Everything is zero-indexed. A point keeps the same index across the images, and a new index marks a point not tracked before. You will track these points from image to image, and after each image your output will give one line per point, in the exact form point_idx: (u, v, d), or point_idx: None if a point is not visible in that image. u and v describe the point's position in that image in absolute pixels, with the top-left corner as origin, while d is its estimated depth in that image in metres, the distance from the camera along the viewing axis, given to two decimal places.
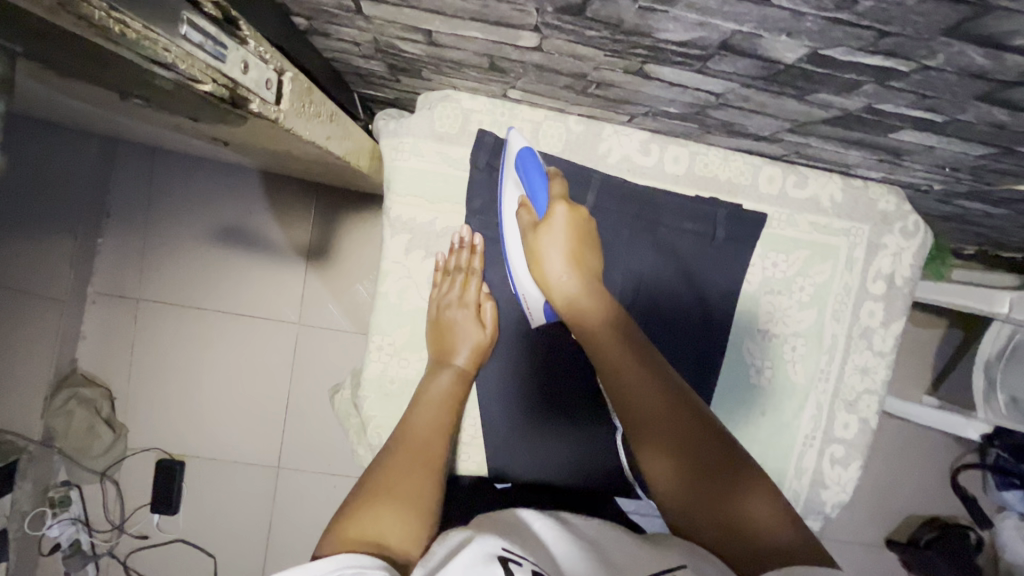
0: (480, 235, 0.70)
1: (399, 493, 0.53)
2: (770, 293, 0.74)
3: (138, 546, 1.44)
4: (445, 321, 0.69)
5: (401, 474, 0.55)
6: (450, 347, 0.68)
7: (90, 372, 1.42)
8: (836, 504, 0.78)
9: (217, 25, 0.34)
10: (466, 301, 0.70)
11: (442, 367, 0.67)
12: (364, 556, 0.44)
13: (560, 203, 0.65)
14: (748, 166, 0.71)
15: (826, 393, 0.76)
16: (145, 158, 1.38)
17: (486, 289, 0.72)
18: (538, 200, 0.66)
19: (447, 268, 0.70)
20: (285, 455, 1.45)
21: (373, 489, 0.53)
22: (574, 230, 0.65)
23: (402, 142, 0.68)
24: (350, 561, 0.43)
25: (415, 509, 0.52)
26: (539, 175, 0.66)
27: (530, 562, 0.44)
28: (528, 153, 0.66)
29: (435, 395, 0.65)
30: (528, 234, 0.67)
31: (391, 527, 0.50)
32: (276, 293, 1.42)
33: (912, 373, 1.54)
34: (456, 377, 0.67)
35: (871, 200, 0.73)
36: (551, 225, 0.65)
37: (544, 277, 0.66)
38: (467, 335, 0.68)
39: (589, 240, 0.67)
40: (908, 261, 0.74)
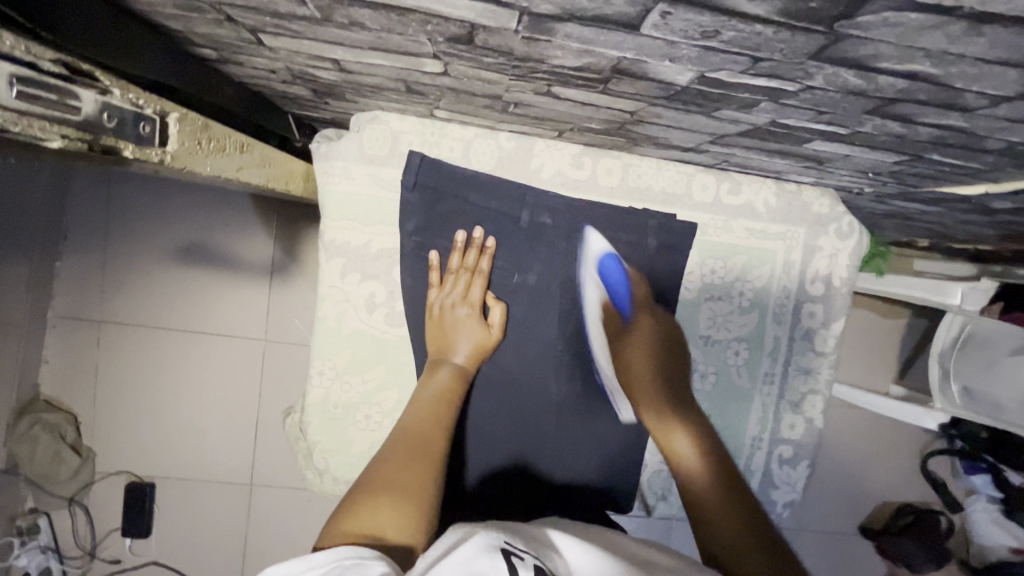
0: (493, 238, 0.70)
1: (396, 487, 0.55)
2: (709, 299, 0.74)
3: (111, 570, 1.42)
4: (448, 319, 0.69)
5: (403, 468, 0.57)
6: (451, 345, 0.69)
7: (53, 397, 1.40)
8: (787, 504, 0.79)
9: (66, 80, 0.35)
10: (470, 301, 0.70)
11: (441, 365, 0.68)
12: (363, 547, 0.46)
13: (644, 309, 0.73)
14: (681, 175, 0.71)
15: (771, 395, 0.77)
16: (101, 178, 1.36)
17: (493, 293, 0.71)
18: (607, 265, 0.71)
19: (453, 266, 0.70)
20: (258, 472, 1.44)
21: (375, 483, 0.55)
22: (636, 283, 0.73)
23: (333, 165, 0.67)
24: (349, 552, 0.46)
25: (415, 503, 0.54)
26: (598, 238, 0.70)
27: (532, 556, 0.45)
28: (589, 228, 0.70)
29: (435, 390, 0.66)
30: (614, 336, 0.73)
31: (391, 521, 0.52)
32: (240, 311, 1.41)
33: (878, 364, 1.57)
34: (456, 375, 0.68)
35: (805, 204, 0.73)
36: (636, 331, 0.72)
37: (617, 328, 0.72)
38: (468, 334, 0.69)
39: (668, 341, 0.73)
40: (845, 261, 0.76)
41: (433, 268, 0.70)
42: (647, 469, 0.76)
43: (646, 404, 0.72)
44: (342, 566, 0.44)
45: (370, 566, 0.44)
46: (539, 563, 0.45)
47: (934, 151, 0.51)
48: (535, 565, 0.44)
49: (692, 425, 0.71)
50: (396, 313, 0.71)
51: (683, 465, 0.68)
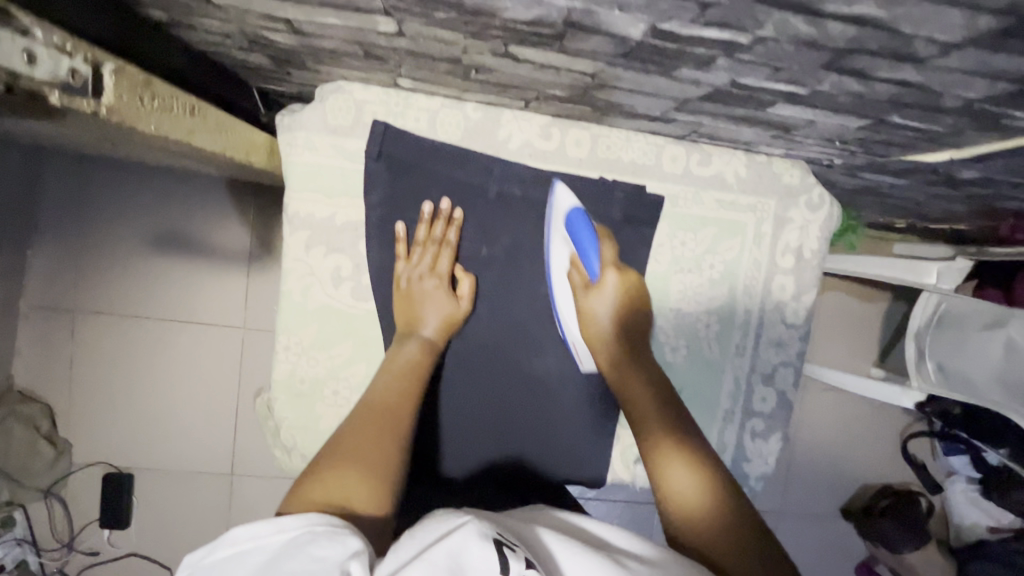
0: (461, 209, 0.70)
1: (363, 457, 0.53)
2: (680, 272, 0.74)
3: (91, 562, 1.41)
4: (416, 291, 0.69)
5: (367, 439, 0.55)
6: (419, 316, 0.68)
7: (28, 388, 1.38)
8: (760, 477, 0.79)
9: None
10: (438, 272, 0.70)
11: (410, 337, 0.67)
12: (333, 515, 0.46)
13: (611, 268, 0.69)
14: (651, 147, 0.71)
15: (743, 368, 0.77)
16: (71, 165, 1.33)
17: (461, 267, 0.72)
18: (592, 263, 0.69)
19: (420, 239, 0.70)
20: (239, 461, 1.43)
21: (341, 452, 0.53)
22: (624, 291, 0.70)
23: (296, 136, 0.66)
24: (321, 518, 0.45)
25: (380, 474, 0.52)
26: (590, 235, 0.68)
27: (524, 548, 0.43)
28: (578, 215, 0.67)
29: (404, 362, 0.65)
30: (579, 296, 0.70)
31: (357, 489, 0.50)
32: (217, 299, 1.39)
33: (858, 347, 1.58)
34: (424, 347, 0.67)
35: (774, 175, 0.73)
36: (603, 290, 0.69)
37: (595, 328, 0.70)
38: (436, 305, 0.69)
39: (636, 305, 0.71)
40: (815, 233, 0.75)
41: (399, 240, 0.70)
42: (619, 444, 0.75)
43: (645, 435, 0.62)
44: (314, 531, 0.43)
45: (347, 539, 0.43)
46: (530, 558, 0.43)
47: (894, 113, 0.51)
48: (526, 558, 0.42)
49: (690, 449, 0.59)
50: (363, 287, 0.70)
51: (684, 503, 0.55)
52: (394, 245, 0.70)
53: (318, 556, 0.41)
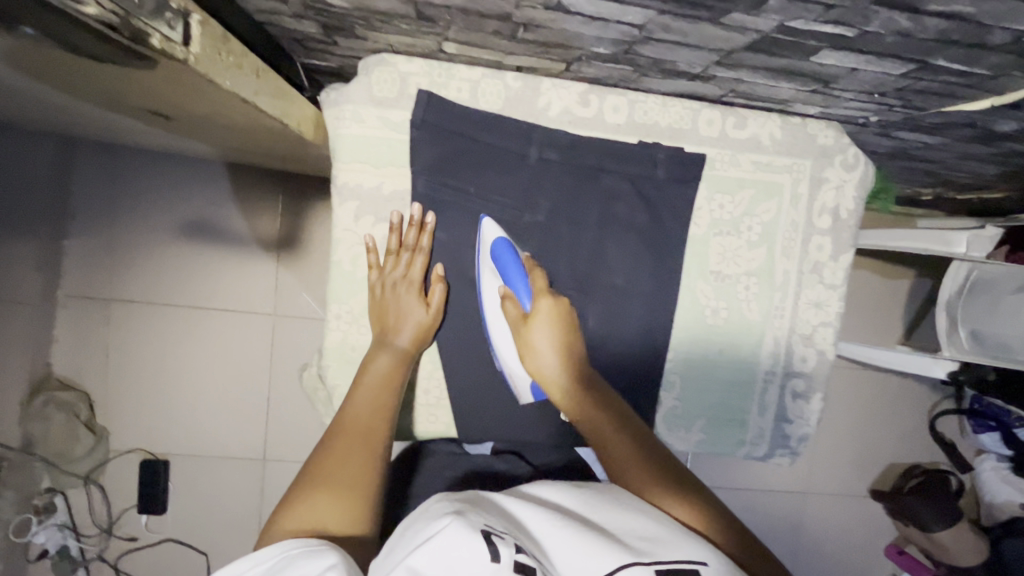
0: (432, 214, 0.70)
1: (333, 481, 0.54)
2: (718, 234, 0.75)
3: (129, 547, 1.43)
4: (388, 300, 0.70)
5: (348, 457, 0.57)
6: (391, 326, 0.69)
7: (67, 377, 1.40)
8: (800, 438, 0.80)
9: None
10: (412, 279, 0.70)
11: (382, 347, 0.68)
12: (308, 539, 0.47)
13: (545, 295, 0.68)
14: (687, 110, 0.72)
15: (782, 329, 0.77)
16: (104, 156, 1.36)
17: (437, 267, 0.71)
18: (522, 294, 0.68)
19: (393, 248, 0.70)
20: (271, 446, 1.45)
21: (310, 480, 0.54)
22: (558, 318, 0.67)
23: (343, 109, 0.68)
24: (295, 544, 0.46)
25: (353, 495, 0.54)
26: (516, 264, 0.69)
27: (511, 536, 0.43)
28: (503, 245, 0.69)
29: (376, 376, 0.65)
30: (519, 328, 0.68)
31: (330, 513, 0.52)
32: (248, 287, 1.42)
33: (883, 325, 1.58)
34: (396, 358, 0.68)
35: (810, 136, 0.74)
36: (538, 320, 0.67)
37: (536, 365, 0.67)
38: (408, 315, 0.69)
39: (572, 326, 0.68)
40: (851, 194, 0.76)
41: (370, 251, 0.70)
42: (662, 406, 0.77)
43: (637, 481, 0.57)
44: (289, 558, 0.44)
45: (324, 555, 0.44)
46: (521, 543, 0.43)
47: (940, 54, 0.52)
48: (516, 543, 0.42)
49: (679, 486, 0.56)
50: None
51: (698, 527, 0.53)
52: (368, 251, 0.71)
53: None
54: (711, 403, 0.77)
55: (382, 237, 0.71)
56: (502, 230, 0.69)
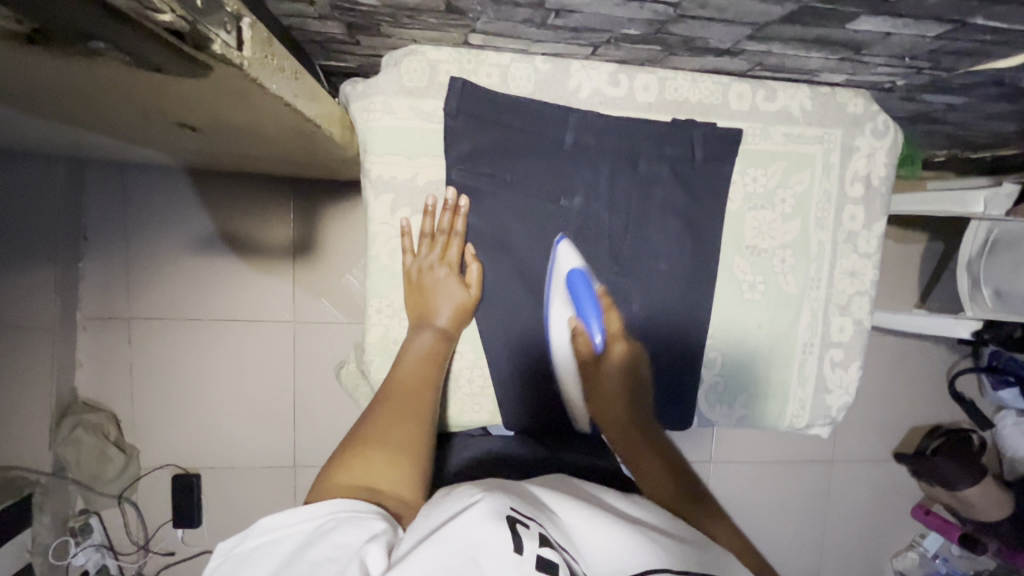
0: (465, 198, 0.70)
1: (386, 442, 0.56)
2: (753, 207, 0.75)
3: (168, 562, 1.45)
4: (426, 282, 0.70)
5: (396, 423, 0.59)
6: (430, 306, 0.70)
7: (91, 398, 1.41)
8: (841, 407, 0.80)
9: None
10: (448, 262, 0.70)
11: (422, 328, 0.69)
12: (359, 502, 0.49)
13: (619, 339, 0.73)
14: (717, 85, 0.71)
15: (819, 300, 0.77)
16: (112, 174, 1.34)
17: (471, 250, 0.71)
18: (594, 330, 0.72)
19: (429, 232, 0.71)
20: (300, 453, 1.46)
21: (363, 439, 0.56)
22: (624, 364, 0.73)
23: (373, 101, 0.68)
24: (344, 506, 0.48)
25: (404, 458, 0.56)
26: (590, 295, 0.71)
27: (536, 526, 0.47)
28: (579, 276, 0.71)
29: (418, 354, 0.67)
30: (586, 361, 0.73)
31: (383, 473, 0.54)
32: (267, 295, 1.41)
33: (901, 289, 1.59)
34: (437, 338, 0.69)
35: (840, 104, 0.73)
36: (609, 361, 0.73)
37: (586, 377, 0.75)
38: (447, 295, 0.70)
39: (636, 369, 0.75)
40: (883, 160, 0.76)
41: (404, 235, 0.71)
42: (703, 384, 0.77)
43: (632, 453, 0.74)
44: (337, 519, 0.46)
45: (369, 521, 0.46)
46: (543, 533, 0.47)
47: (980, 13, 0.52)
48: (540, 535, 0.46)
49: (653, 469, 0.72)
50: None
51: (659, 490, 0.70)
52: (403, 234, 0.71)
53: (342, 543, 0.44)
54: (751, 377, 0.78)
55: (417, 222, 0.72)
56: (578, 259, 0.71)
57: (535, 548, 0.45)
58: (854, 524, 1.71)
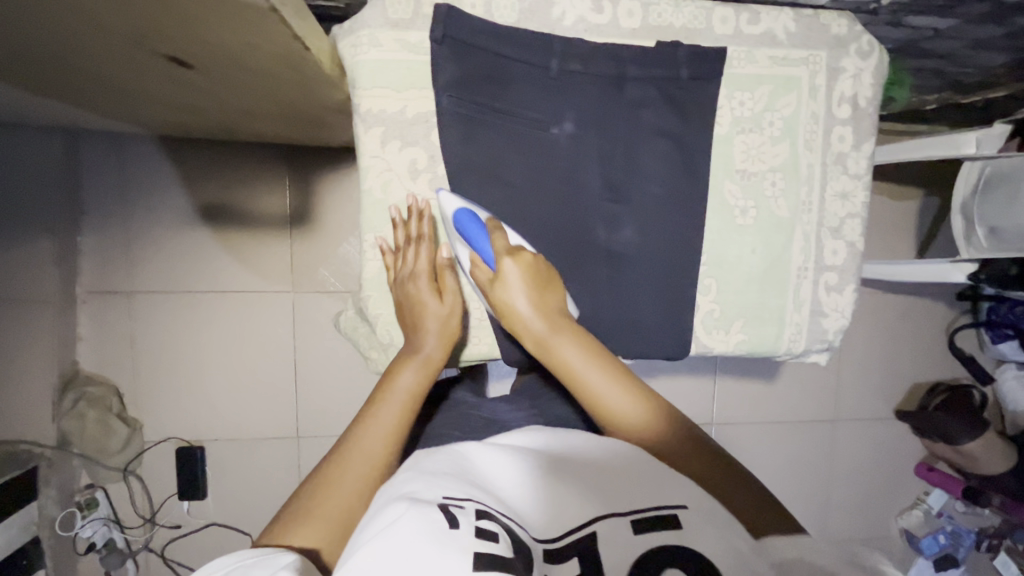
0: (425, 198, 0.71)
1: (337, 502, 0.53)
2: (742, 131, 0.75)
3: (175, 535, 1.46)
4: (406, 300, 0.70)
5: (350, 477, 0.55)
6: (416, 329, 0.68)
7: (93, 371, 1.41)
8: (838, 330, 0.81)
9: None
10: (420, 270, 0.70)
11: (412, 361, 0.66)
12: (264, 548, 0.49)
13: (508, 256, 0.64)
14: (700, 10, 0.72)
15: (812, 223, 0.78)
16: (108, 146, 1.35)
17: (444, 254, 0.73)
18: (486, 254, 0.65)
19: (401, 243, 0.71)
20: (303, 422, 1.47)
21: (314, 495, 0.53)
22: (530, 276, 0.64)
23: (360, 36, 0.68)
24: (252, 553, 0.48)
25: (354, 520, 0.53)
26: (477, 227, 0.66)
27: (471, 504, 0.46)
28: (465, 214, 0.66)
29: (401, 392, 0.63)
30: (496, 292, 0.65)
31: (324, 537, 0.51)
32: (265, 266, 1.42)
33: (897, 245, 1.59)
34: (421, 371, 0.66)
35: (823, 26, 0.74)
36: (505, 281, 0.63)
37: (518, 329, 0.65)
38: (434, 311, 0.69)
39: (549, 280, 0.65)
40: (868, 81, 0.76)
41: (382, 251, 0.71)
42: (699, 312, 0.78)
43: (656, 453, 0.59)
44: (240, 565, 0.46)
45: (277, 559, 0.47)
46: (478, 509, 0.46)
47: None
48: (475, 511, 0.46)
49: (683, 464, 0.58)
50: (440, 178, 0.71)
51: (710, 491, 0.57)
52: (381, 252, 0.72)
53: None
54: (746, 302, 0.78)
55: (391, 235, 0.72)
56: (458, 200, 0.67)
57: (473, 522, 0.44)
58: (858, 484, 1.71)
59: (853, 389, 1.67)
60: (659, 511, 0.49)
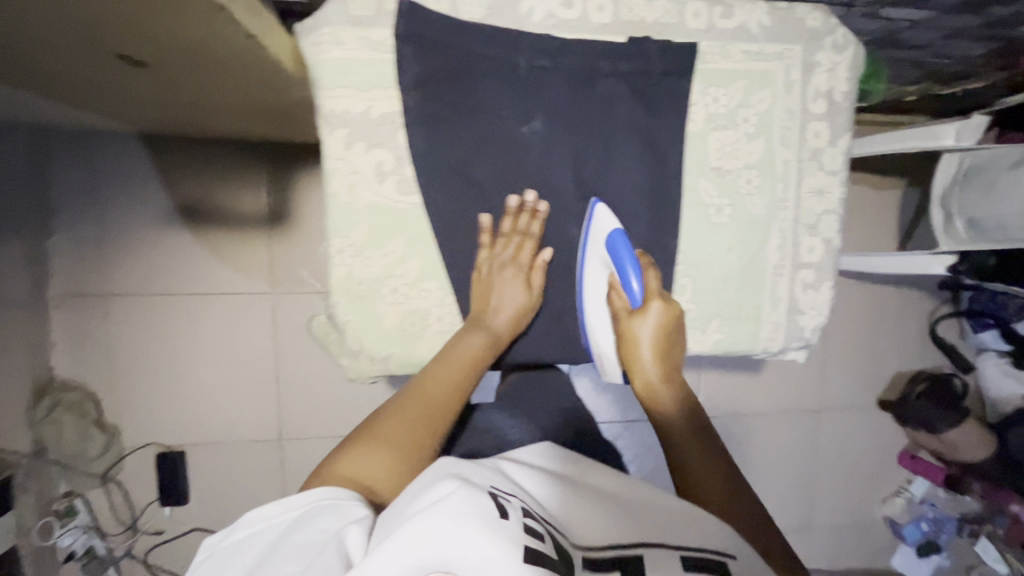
0: (546, 203, 0.72)
1: (392, 441, 0.61)
2: (716, 128, 0.74)
3: (158, 540, 1.44)
4: (494, 281, 0.71)
5: (408, 425, 0.62)
6: (491, 309, 0.71)
7: (67, 378, 1.38)
8: (815, 328, 0.80)
9: None
10: (521, 262, 0.72)
11: (475, 328, 0.70)
12: (339, 490, 0.55)
13: (657, 299, 0.69)
14: (672, 4, 0.70)
15: (788, 220, 0.77)
16: (77, 146, 1.32)
17: (543, 254, 0.73)
18: (633, 291, 0.69)
19: (506, 229, 0.71)
20: (285, 425, 1.45)
21: (374, 432, 0.62)
22: (666, 323, 0.70)
23: (320, 33, 0.65)
24: (326, 493, 0.54)
25: (406, 459, 0.61)
26: (631, 258, 0.68)
27: (518, 500, 0.53)
28: (619, 237, 0.68)
29: (461, 356, 0.68)
30: (621, 318, 0.71)
31: (382, 469, 0.59)
32: (244, 267, 1.39)
33: (880, 236, 1.59)
34: (486, 343, 0.70)
35: (798, 19, 0.73)
36: (646, 318, 0.69)
37: (632, 360, 0.71)
38: (511, 298, 0.71)
39: (676, 330, 0.71)
40: (844, 75, 0.75)
41: (484, 230, 0.71)
42: None
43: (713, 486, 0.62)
44: (318, 507, 0.53)
45: (349, 507, 0.53)
46: (524, 506, 0.53)
47: None
48: (521, 507, 0.52)
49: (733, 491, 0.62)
50: (407, 180, 0.69)
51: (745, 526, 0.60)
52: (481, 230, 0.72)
53: (322, 527, 0.50)
54: (723, 302, 0.77)
55: (495, 219, 0.72)
56: (614, 222, 0.69)
57: (519, 516, 0.51)
58: (842, 474, 1.73)
59: (837, 380, 1.68)
60: (705, 553, 0.51)
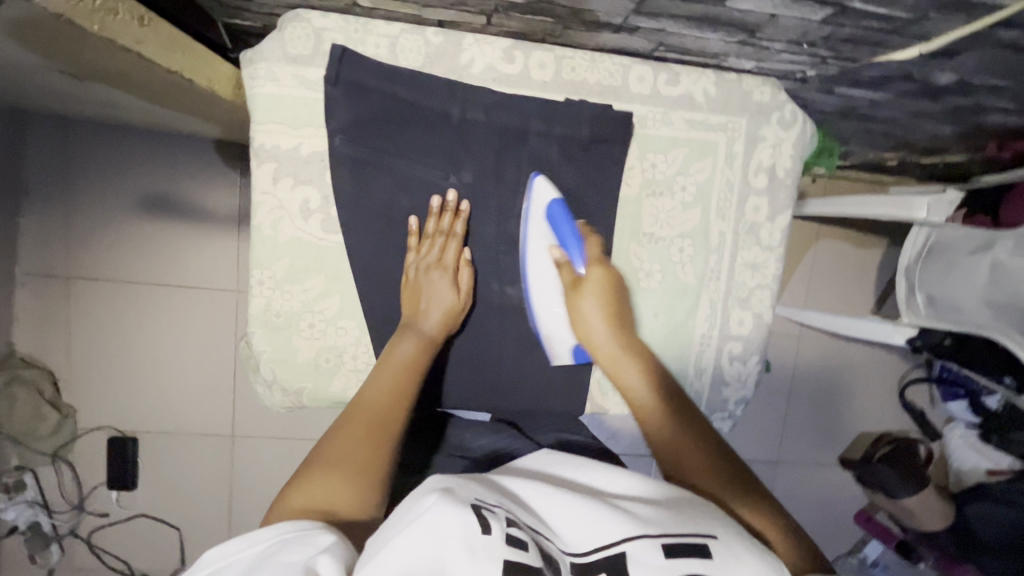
0: (466, 201, 0.69)
1: (341, 460, 0.52)
2: (652, 194, 0.73)
3: (102, 523, 1.46)
4: (421, 283, 0.68)
5: (347, 442, 0.53)
6: (421, 311, 0.67)
7: (30, 354, 1.40)
8: (739, 401, 0.79)
9: None
10: (444, 263, 0.69)
11: (406, 334, 0.65)
12: (303, 520, 0.45)
13: (598, 265, 0.70)
14: (617, 66, 0.70)
15: (718, 292, 0.76)
16: (57, 129, 1.33)
17: (466, 253, 0.70)
18: (575, 256, 0.69)
19: (428, 231, 0.69)
20: (237, 423, 1.46)
21: (314, 464, 0.52)
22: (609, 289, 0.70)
23: (257, 68, 0.65)
24: (289, 526, 0.44)
25: (366, 477, 0.51)
26: (570, 229, 0.69)
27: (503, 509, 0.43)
28: (557, 206, 0.69)
29: (396, 359, 0.63)
30: (569, 292, 0.70)
31: (342, 495, 0.49)
32: (213, 264, 1.40)
33: (855, 295, 1.56)
34: (420, 344, 0.65)
35: (745, 92, 0.72)
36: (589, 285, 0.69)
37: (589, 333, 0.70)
38: (439, 299, 0.68)
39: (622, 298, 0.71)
40: (788, 152, 0.74)
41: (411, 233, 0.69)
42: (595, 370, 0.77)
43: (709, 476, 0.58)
44: (282, 540, 0.42)
45: (315, 537, 0.43)
46: (512, 515, 0.43)
47: None
48: (507, 517, 0.43)
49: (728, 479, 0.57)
50: (332, 219, 0.69)
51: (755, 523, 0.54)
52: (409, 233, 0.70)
53: (288, 562, 0.40)
54: None
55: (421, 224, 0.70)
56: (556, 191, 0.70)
57: (503, 528, 0.41)
58: None
59: (797, 434, 1.66)
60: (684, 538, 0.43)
